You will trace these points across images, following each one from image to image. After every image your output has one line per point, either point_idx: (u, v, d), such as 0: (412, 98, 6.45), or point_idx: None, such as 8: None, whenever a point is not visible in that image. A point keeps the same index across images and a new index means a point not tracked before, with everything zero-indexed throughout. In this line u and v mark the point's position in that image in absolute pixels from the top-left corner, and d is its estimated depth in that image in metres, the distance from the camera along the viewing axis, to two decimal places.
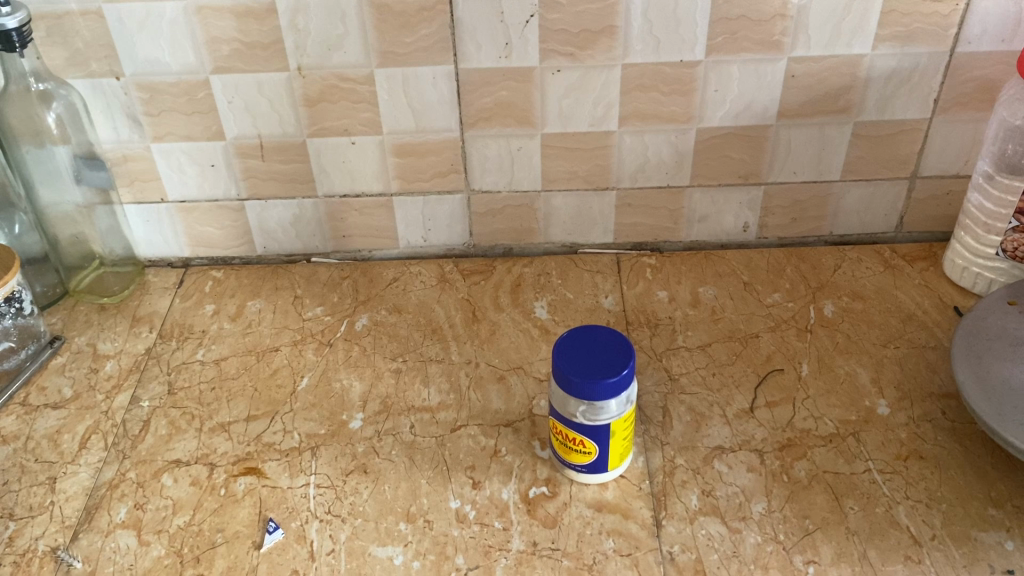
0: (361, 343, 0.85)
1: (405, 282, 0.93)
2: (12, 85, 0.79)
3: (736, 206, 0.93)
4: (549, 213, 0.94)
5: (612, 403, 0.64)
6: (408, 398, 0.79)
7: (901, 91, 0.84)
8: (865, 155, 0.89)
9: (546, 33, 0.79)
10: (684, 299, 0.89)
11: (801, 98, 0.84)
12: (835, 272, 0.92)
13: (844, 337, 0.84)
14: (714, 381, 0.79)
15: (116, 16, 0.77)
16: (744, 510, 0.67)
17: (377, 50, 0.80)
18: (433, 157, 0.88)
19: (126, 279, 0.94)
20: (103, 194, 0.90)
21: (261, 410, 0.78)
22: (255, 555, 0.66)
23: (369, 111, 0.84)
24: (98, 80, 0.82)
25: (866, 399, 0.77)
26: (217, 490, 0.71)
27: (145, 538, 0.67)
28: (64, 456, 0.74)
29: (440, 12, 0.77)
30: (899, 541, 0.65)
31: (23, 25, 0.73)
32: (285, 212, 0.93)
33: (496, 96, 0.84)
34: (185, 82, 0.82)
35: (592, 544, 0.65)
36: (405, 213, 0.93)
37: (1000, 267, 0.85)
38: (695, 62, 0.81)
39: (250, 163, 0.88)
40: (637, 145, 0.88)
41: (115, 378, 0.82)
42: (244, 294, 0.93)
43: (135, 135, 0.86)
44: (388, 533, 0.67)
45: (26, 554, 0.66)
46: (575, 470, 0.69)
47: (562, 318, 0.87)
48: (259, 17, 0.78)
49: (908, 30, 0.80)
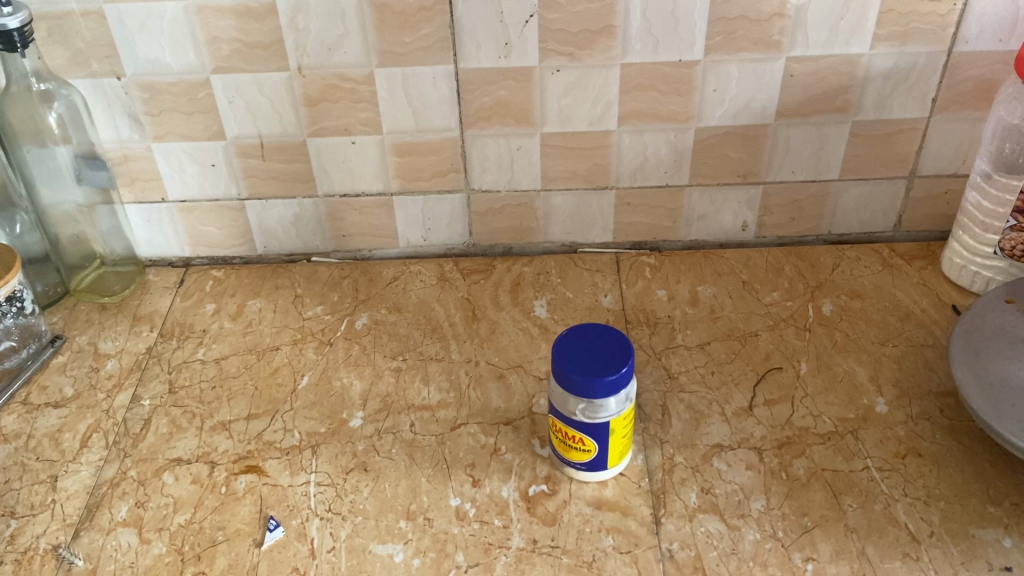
0: (361, 342, 0.86)
1: (405, 281, 0.94)
2: (13, 85, 0.79)
3: (735, 205, 0.93)
4: (548, 212, 0.94)
5: (612, 401, 0.64)
6: (408, 396, 0.79)
7: (899, 91, 0.85)
8: (863, 154, 0.89)
9: (545, 33, 0.79)
10: (683, 298, 0.89)
11: (800, 97, 0.85)
12: (834, 271, 0.92)
13: (843, 336, 0.84)
14: (713, 379, 0.79)
15: (116, 16, 0.78)
16: (743, 508, 0.67)
17: (376, 50, 0.80)
18: (433, 157, 0.88)
19: (127, 279, 0.94)
20: (104, 194, 0.90)
21: (262, 408, 0.78)
22: (255, 552, 0.66)
23: (369, 110, 0.84)
24: (99, 80, 0.82)
25: (864, 397, 0.77)
26: (217, 488, 0.71)
27: (146, 536, 0.67)
28: (65, 455, 0.75)
29: (440, 12, 0.78)
30: (897, 538, 0.65)
31: (24, 25, 0.73)
32: (285, 211, 0.93)
33: (495, 96, 0.84)
34: (185, 82, 0.82)
35: (591, 541, 0.66)
36: (404, 212, 0.93)
37: (998, 265, 0.85)
38: (694, 61, 0.82)
39: (251, 162, 0.88)
40: (637, 144, 0.88)
41: (116, 377, 0.83)
42: (244, 293, 0.93)
43: (136, 136, 0.86)
44: (389, 530, 0.67)
45: (28, 552, 0.67)
46: (574, 467, 0.69)
47: (561, 317, 0.88)
48: (260, 17, 0.78)
49: (906, 30, 0.80)
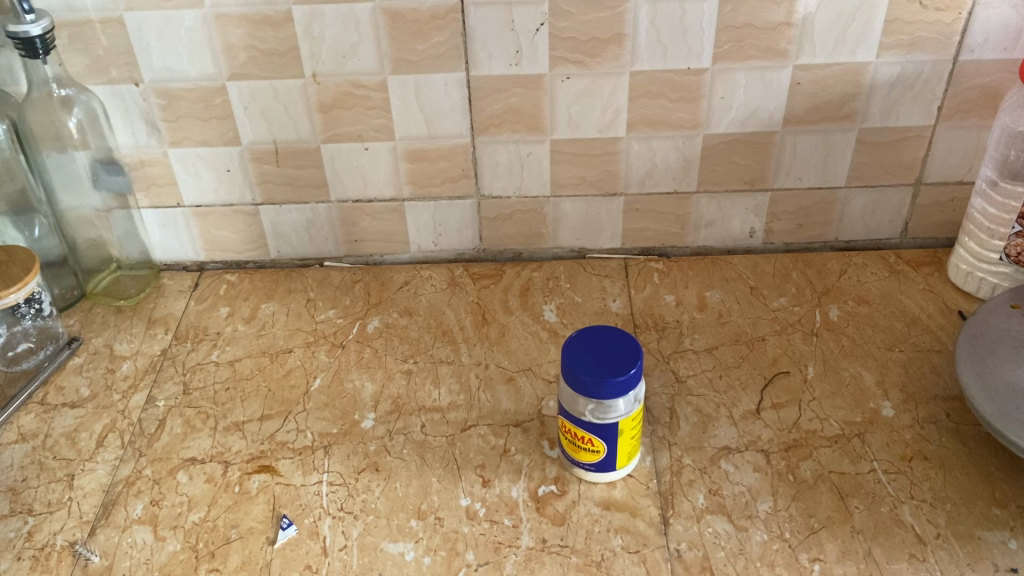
0: (373, 345, 0.87)
1: (416, 285, 0.95)
2: (35, 91, 0.81)
3: (742, 211, 0.94)
4: (557, 218, 0.95)
5: (620, 402, 0.65)
6: (418, 398, 0.80)
7: (905, 98, 0.86)
8: (869, 162, 0.90)
9: (556, 41, 0.81)
10: (691, 303, 0.90)
11: (807, 106, 0.86)
12: (841, 277, 0.93)
13: (849, 340, 0.85)
14: (721, 383, 0.80)
15: (135, 24, 0.80)
16: (751, 509, 0.68)
17: (390, 58, 0.82)
18: (444, 162, 0.90)
19: (142, 283, 0.96)
20: (121, 198, 0.92)
21: (275, 409, 0.79)
22: (268, 550, 0.67)
23: (382, 117, 0.86)
24: (118, 87, 0.84)
25: (870, 400, 0.78)
26: (231, 487, 0.72)
27: (160, 534, 0.68)
28: (82, 454, 0.76)
29: (452, 20, 0.79)
30: (904, 539, 0.65)
31: (46, 32, 0.75)
32: (299, 216, 0.94)
33: (505, 103, 0.85)
34: (202, 89, 0.84)
35: (600, 541, 0.66)
36: (416, 217, 0.95)
37: (1003, 271, 0.86)
38: (701, 70, 0.83)
39: (265, 168, 0.90)
40: (645, 151, 0.89)
41: (132, 378, 0.84)
42: (257, 296, 0.94)
43: (153, 141, 0.88)
44: (400, 529, 0.68)
45: (45, 548, 0.68)
46: (582, 468, 0.70)
47: (570, 320, 0.89)
48: (276, 24, 0.80)
49: (911, 38, 0.81)
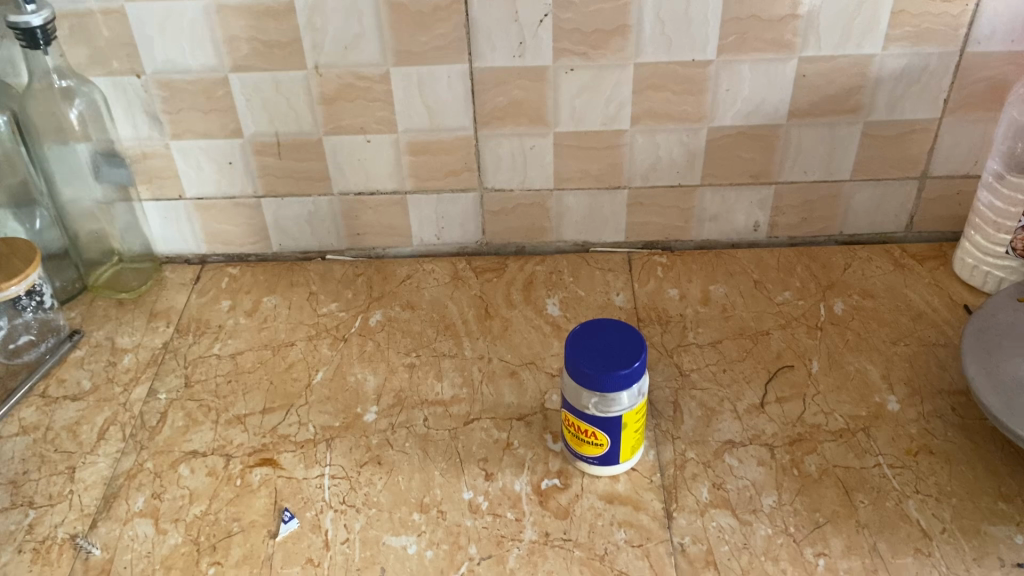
0: (375, 338, 0.86)
1: (419, 279, 0.94)
2: (36, 82, 0.80)
3: (746, 205, 0.94)
4: (561, 212, 0.94)
5: (624, 395, 0.65)
6: (421, 391, 0.80)
7: (911, 91, 0.85)
8: (874, 155, 0.90)
9: (559, 33, 0.80)
10: (695, 297, 0.90)
11: (812, 98, 0.85)
12: (846, 271, 0.92)
13: (854, 334, 0.84)
14: (725, 376, 0.80)
15: (136, 15, 0.79)
16: (755, 503, 0.68)
17: (393, 50, 0.81)
18: (447, 156, 0.89)
19: (144, 275, 0.95)
20: (122, 191, 0.91)
21: (277, 403, 0.79)
22: (270, 543, 0.67)
23: (384, 110, 0.85)
24: (120, 78, 0.83)
25: (876, 394, 0.77)
26: (233, 480, 0.72)
27: (162, 526, 0.68)
28: (83, 447, 0.76)
29: (455, 12, 0.79)
30: (909, 533, 0.65)
31: (47, 23, 0.75)
32: (301, 209, 0.94)
33: (509, 95, 0.85)
34: (204, 81, 0.83)
35: (604, 535, 0.66)
36: (419, 211, 0.94)
37: (1009, 265, 0.85)
38: (706, 62, 0.82)
39: (267, 161, 0.90)
40: (649, 144, 0.89)
41: (134, 370, 0.84)
42: (259, 290, 0.94)
43: (155, 133, 0.87)
44: (403, 522, 0.68)
45: (46, 541, 0.67)
46: (586, 461, 0.70)
47: (573, 314, 0.88)
48: (278, 16, 0.79)
49: (918, 30, 0.81)
